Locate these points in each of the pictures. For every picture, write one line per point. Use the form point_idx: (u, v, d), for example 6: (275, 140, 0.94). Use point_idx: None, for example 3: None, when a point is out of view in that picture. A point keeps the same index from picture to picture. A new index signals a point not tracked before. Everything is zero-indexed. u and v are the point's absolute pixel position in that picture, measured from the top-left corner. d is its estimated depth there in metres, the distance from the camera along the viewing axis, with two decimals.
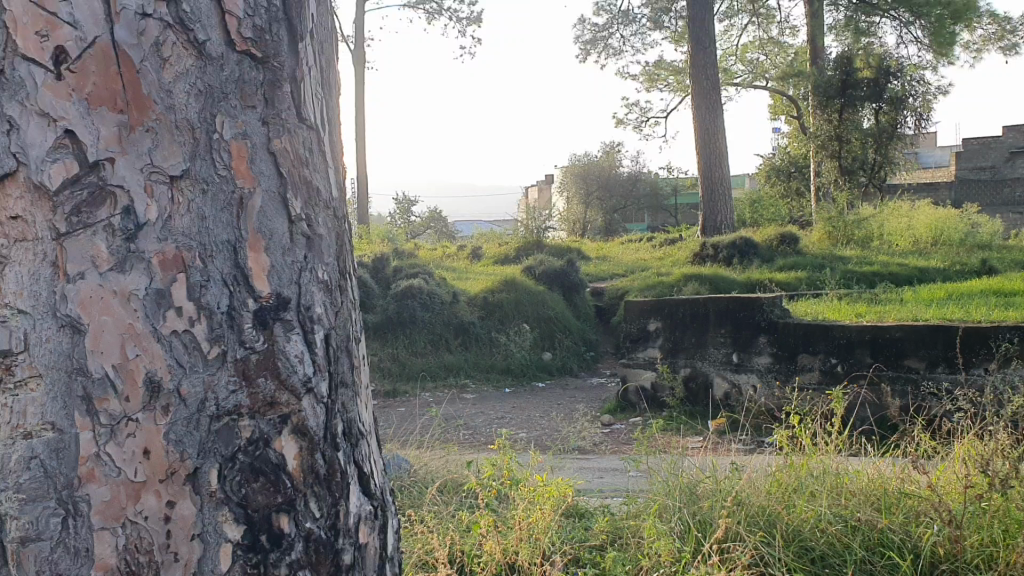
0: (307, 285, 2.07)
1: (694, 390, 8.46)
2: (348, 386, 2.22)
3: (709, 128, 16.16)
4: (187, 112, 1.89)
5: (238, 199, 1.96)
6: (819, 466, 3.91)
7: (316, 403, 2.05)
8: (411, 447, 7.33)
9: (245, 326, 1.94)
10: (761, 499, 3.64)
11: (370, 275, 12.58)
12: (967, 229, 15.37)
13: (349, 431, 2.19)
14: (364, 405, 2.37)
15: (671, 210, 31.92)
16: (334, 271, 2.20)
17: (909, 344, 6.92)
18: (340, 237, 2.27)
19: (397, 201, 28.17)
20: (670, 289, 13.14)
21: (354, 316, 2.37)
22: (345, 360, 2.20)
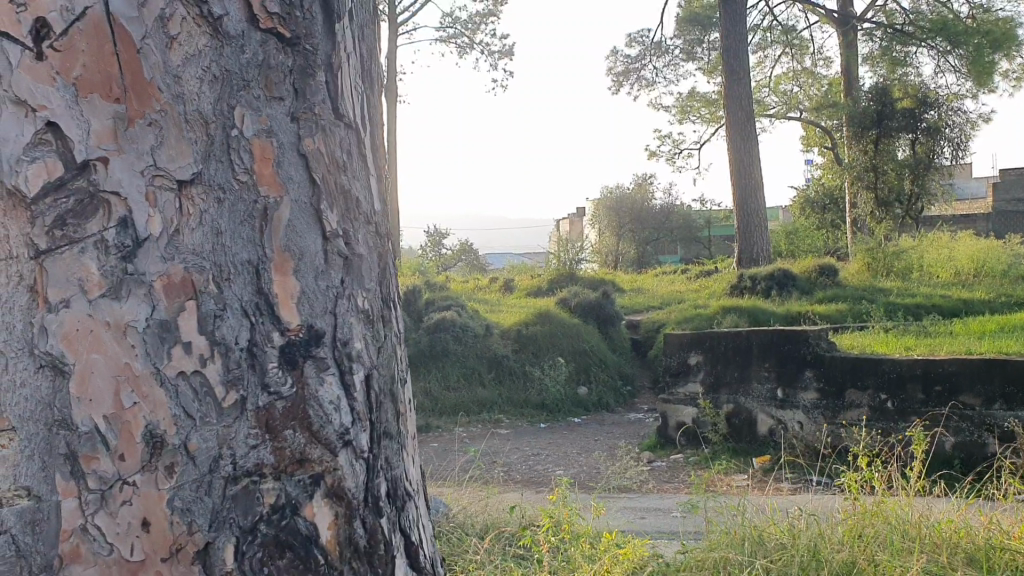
0: (342, 326, 2.17)
1: (737, 427, 8.06)
2: (391, 438, 2.35)
3: (744, 159, 15.84)
4: (199, 101, 1.98)
5: (262, 210, 2.06)
6: (896, 514, 3.51)
7: (353, 456, 2.16)
8: (447, 486, 7.05)
9: (269, 367, 2.01)
10: (842, 553, 3.25)
11: (402, 307, 12.40)
12: (1012, 258, 14.88)
13: (389, 471, 2.32)
14: (407, 451, 2.50)
15: (705, 243, 31.45)
16: (373, 300, 2.33)
17: (963, 378, 6.59)
18: (380, 267, 2.40)
19: (428, 233, 28.01)
20: (708, 321, 12.77)
21: (396, 352, 2.49)
22: (387, 407, 2.33)
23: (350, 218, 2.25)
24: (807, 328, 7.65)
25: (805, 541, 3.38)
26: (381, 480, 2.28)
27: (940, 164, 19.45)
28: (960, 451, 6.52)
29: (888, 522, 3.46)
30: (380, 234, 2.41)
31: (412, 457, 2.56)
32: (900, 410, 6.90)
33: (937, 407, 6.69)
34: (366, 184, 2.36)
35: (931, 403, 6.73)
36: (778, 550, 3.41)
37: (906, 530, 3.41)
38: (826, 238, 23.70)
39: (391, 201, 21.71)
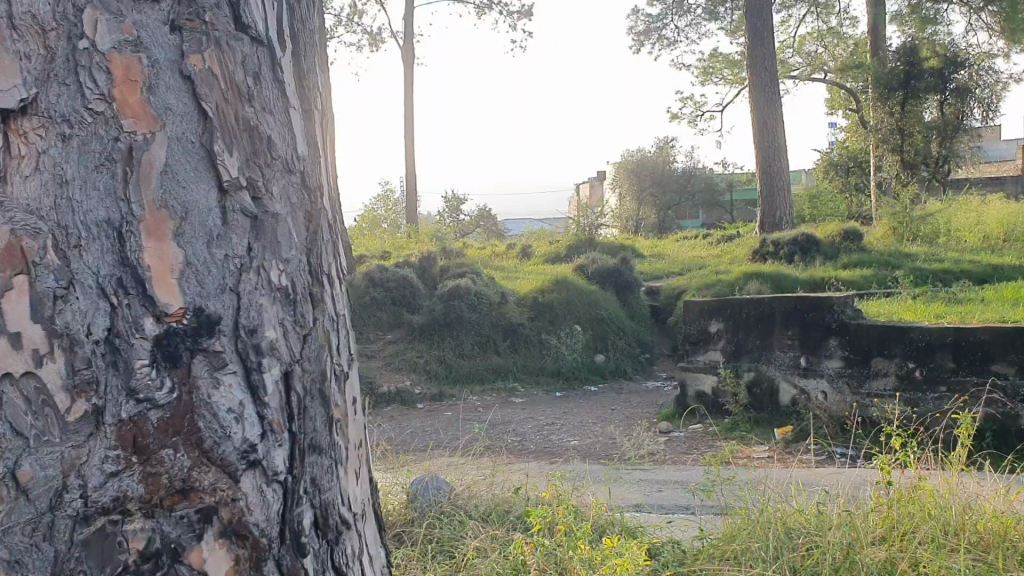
0: (248, 311, 1.94)
1: (758, 397, 7.74)
2: (322, 453, 2.12)
3: (766, 120, 15.33)
4: (34, 5, 1.75)
5: (125, 148, 1.81)
6: (942, 503, 3.18)
7: (263, 480, 1.91)
8: (454, 460, 6.78)
9: (139, 365, 1.75)
10: (881, 551, 2.91)
11: (416, 275, 12.15)
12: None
13: (320, 483, 2.09)
14: (350, 461, 2.28)
15: (726, 206, 31.01)
16: (297, 280, 2.08)
17: (997, 347, 6.21)
18: (309, 237, 2.17)
19: (446, 199, 27.69)
20: (730, 287, 12.36)
21: (337, 345, 2.26)
22: (316, 409, 2.10)
23: (259, 164, 2.01)
24: (832, 294, 7.27)
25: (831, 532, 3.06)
26: (308, 503, 2.04)
27: (968, 125, 18.91)
28: (993, 423, 6.17)
29: (930, 515, 3.12)
30: (308, 190, 2.17)
31: (357, 470, 2.35)
32: (928, 379, 6.54)
33: (968, 377, 6.33)
34: (292, 132, 2.12)
35: (961, 372, 6.37)
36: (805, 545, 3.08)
37: (950, 521, 3.08)
38: (851, 202, 23.18)
39: (407, 166, 21.39)
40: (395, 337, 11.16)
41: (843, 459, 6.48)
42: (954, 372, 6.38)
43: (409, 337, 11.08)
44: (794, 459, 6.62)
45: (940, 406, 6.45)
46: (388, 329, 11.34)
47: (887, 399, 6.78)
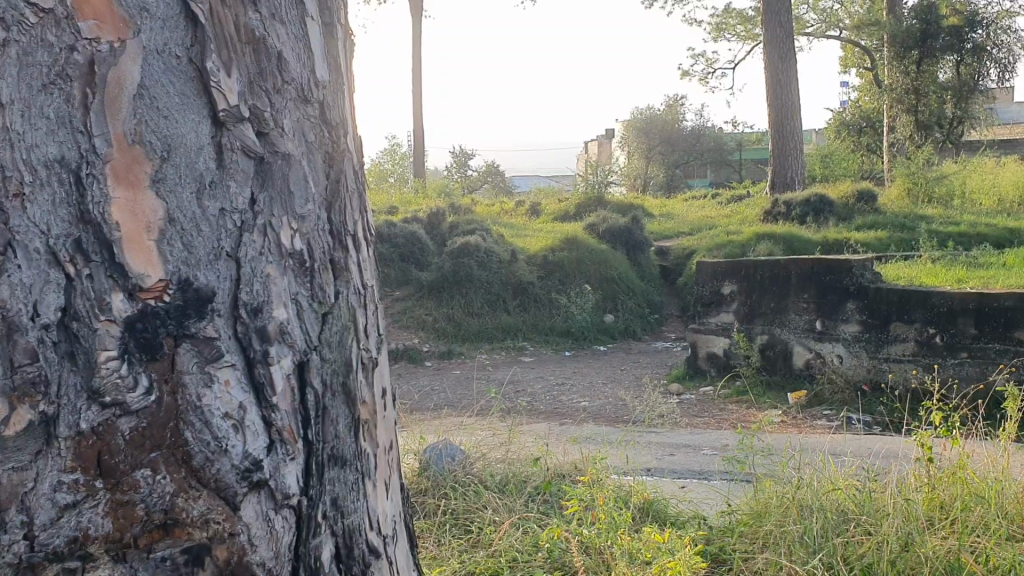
0: (251, 285, 1.74)
1: (771, 359, 7.51)
2: (347, 463, 1.93)
3: (780, 77, 14.89)
4: None
5: (84, 62, 1.54)
6: (1003, 488, 2.93)
7: (269, 506, 1.72)
8: (462, 422, 6.59)
9: (103, 364, 1.52)
10: (945, 545, 2.64)
11: (425, 231, 11.91)
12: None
13: (345, 507, 1.91)
14: (380, 472, 2.09)
15: (736, 165, 30.62)
16: (312, 248, 1.87)
17: (1021, 314, 5.98)
18: (329, 188, 1.95)
19: (454, 154, 27.36)
20: (741, 249, 12.08)
21: (364, 326, 2.05)
22: (339, 406, 1.90)
23: (266, 90, 1.78)
24: (851, 257, 6.98)
25: (885, 516, 2.81)
26: (328, 531, 1.86)
27: (985, 86, 18.52)
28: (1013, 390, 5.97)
29: (995, 503, 2.86)
30: (329, 125, 1.94)
31: (387, 481, 2.14)
32: (949, 345, 6.31)
33: (990, 343, 6.10)
34: (310, 52, 1.88)
35: (984, 339, 6.13)
36: (859, 526, 2.84)
37: (1008, 506, 2.85)
38: (864, 162, 22.79)
39: (415, 121, 21.05)
40: (403, 294, 10.95)
41: (855, 425, 6.31)
42: (976, 339, 6.15)
43: (417, 294, 10.87)
44: (806, 424, 6.43)
45: (961, 373, 6.24)
46: (396, 286, 11.14)
47: (906, 365, 6.55)
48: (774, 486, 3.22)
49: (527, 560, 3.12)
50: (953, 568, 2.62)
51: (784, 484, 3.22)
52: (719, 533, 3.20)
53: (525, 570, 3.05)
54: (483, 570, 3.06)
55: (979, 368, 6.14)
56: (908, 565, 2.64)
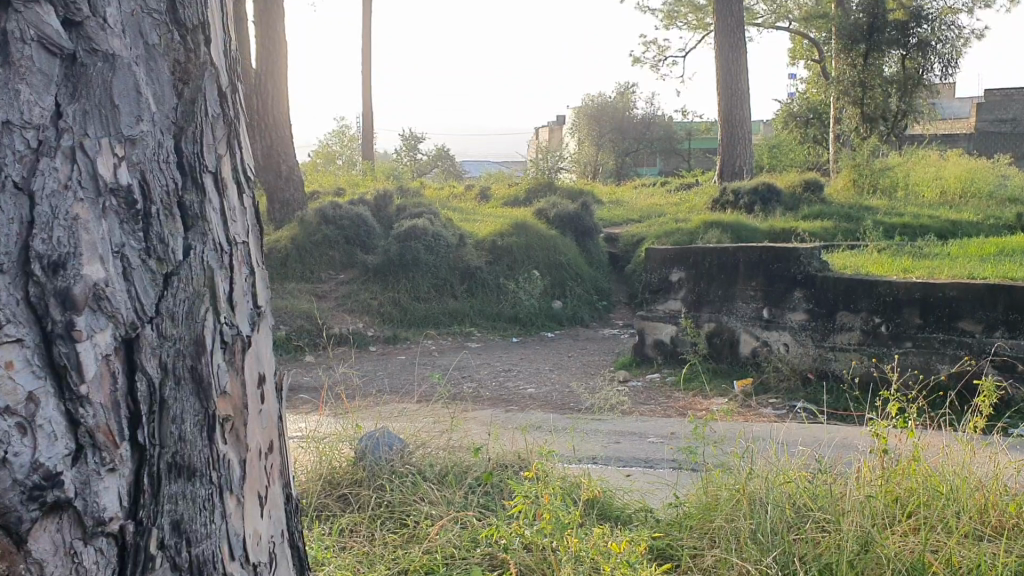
0: (51, 231, 1.52)
1: (718, 347, 7.41)
2: (193, 472, 1.73)
3: (731, 65, 14.80)
4: None
5: None
6: (957, 480, 2.83)
7: (69, 525, 1.51)
8: (405, 410, 6.38)
9: None
10: (911, 549, 2.53)
11: (371, 214, 11.65)
12: (999, 182, 14.34)
13: (191, 533, 1.72)
14: (251, 479, 1.90)
15: (685, 154, 30.71)
16: (141, 185, 1.69)
17: (965, 304, 5.95)
18: (183, 109, 1.79)
19: (403, 137, 26.98)
20: (690, 237, 12.00)
21: (227, 295, 1.85)
22: (184, 388, 1.72)
23: None
24: (799, 245, 6.90)
25: (846, 512, 2.68)
26: (165, 563, 1.67)
27: (929, 80, 18.74)
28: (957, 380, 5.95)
29: (954, 500, 2.75)
30: (183, 27, 1.77)
31: (261, 491, 1.95)
32: (894, 334, 6.27)
33: (934, 333, 6.06)
34: None
35: (928, 329, 6.09)
36: (817, 523, 2.72)
37: (968, 501, 2.75)
38: (811, 154, 22.95)
39: (364, 101, 20.66)
40: (347, 277, 10.68)
41: (802, 414, 6.22)
42: (920, 329, 6.11)
43: (362, 278, 10.61)
44: (751, 413, 6.34)
45: (905, 362, 6.20)
46: (340, 269, 10.86)
47: (851, 354, 6.50)
48: (721, 476, 3.11)
49: (464, 557, 2.93)
50: (915, 570, 2.51)
51: (733, 473, 3.10)
52: (668, 526, 3.07)
53: (463, 569, 2.86)
54: (417, 568, 2.87)
55: (924, 359, 6.11)
56: (868, 568, 2.51)
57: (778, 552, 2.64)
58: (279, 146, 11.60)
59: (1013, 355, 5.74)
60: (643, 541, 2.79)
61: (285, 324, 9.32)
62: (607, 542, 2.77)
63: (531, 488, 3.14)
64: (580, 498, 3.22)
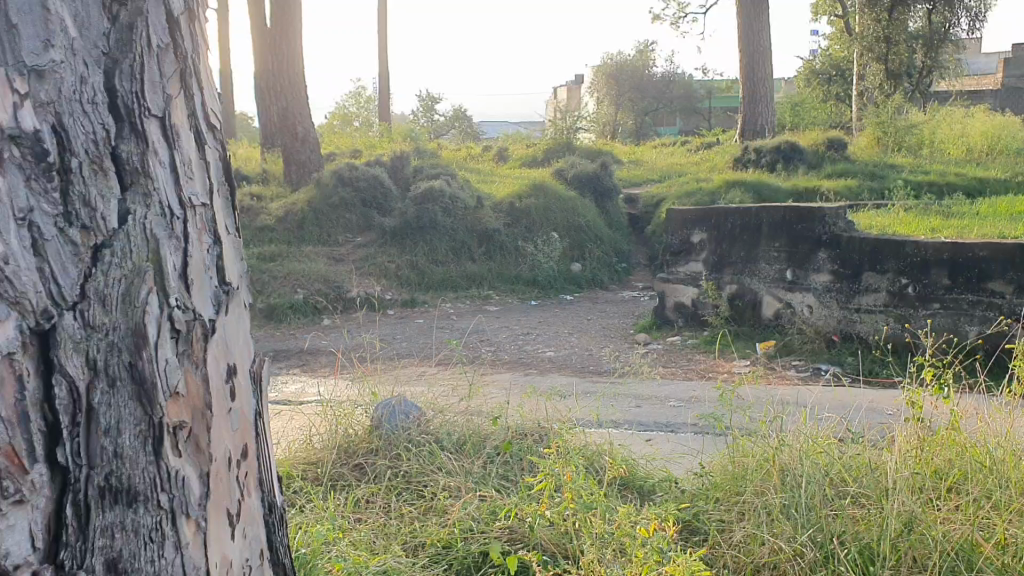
0: None
1: (740, 309, 7.26)
2: (130, 491, 1.62)
3: (753, 22, 14.45)
4: None
5: None
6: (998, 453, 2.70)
7: None
8: (423, 376, 6.29)
9: None
10: (959, 526, 2.40)
11: (388, 175, 11.50)
12: None
13: (132, 571, 1.62)
14: (217, 494, 1.79)
15: (705, 113, 30.32)
16: (59, 138, 1.57)
17: (995, 265, 5.74)
18: (117, 36, 1.66)
19: (420, 98, 26.77)
20: (711, 197, 11.78)
21: (181, 268, 1.73)
22: (120, 379, 1.60)
23: None
24: (824, 205, 6.69)
25: (885, 491, 2.55)
26: None
27: (955, 35, 18.27)
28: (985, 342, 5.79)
29: (993, 472, 2.64)
30: None
31: (229, 509, 1.85)
32: (921, 296, 6.09)
33: (962, 294, 5.88)
34: None
35: (956, 290, 5.91)
36: (850, 500, 2.60)
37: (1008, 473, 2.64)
38: (832, 111, 22.49)
39: (380, 61, 20.40)
40: (364, 240, 10.58)
41: (826, 376, 6.09)
42: (947, 290, 5.93)
43: (379, 240, 10.50)
44: (775, 375, 6.20)
45: (932, 324, 6.03)
46: (357, 232, 10.76)
47: (877, 316, 6.33)
48: (742, 446, 3.03)
49: (484, 530, 2.81)
50: (961, 550, 2.37)
51: (758, 442, 3.02)
52: (691, 497, 2.99)
53: (481, 544, 2.74)
54: (433, 541, 2.77)
55: (951, 320, 5.94)
56: (912, 549, 2.38)
57: (812, 531, 2.52)
58: (295, 109, 11.39)
59: None
60: (670, 517, 2.68)
61: (302, 288, 9.23)
62: (631, 517, 2.64)
63: (557, 462, 3.00)
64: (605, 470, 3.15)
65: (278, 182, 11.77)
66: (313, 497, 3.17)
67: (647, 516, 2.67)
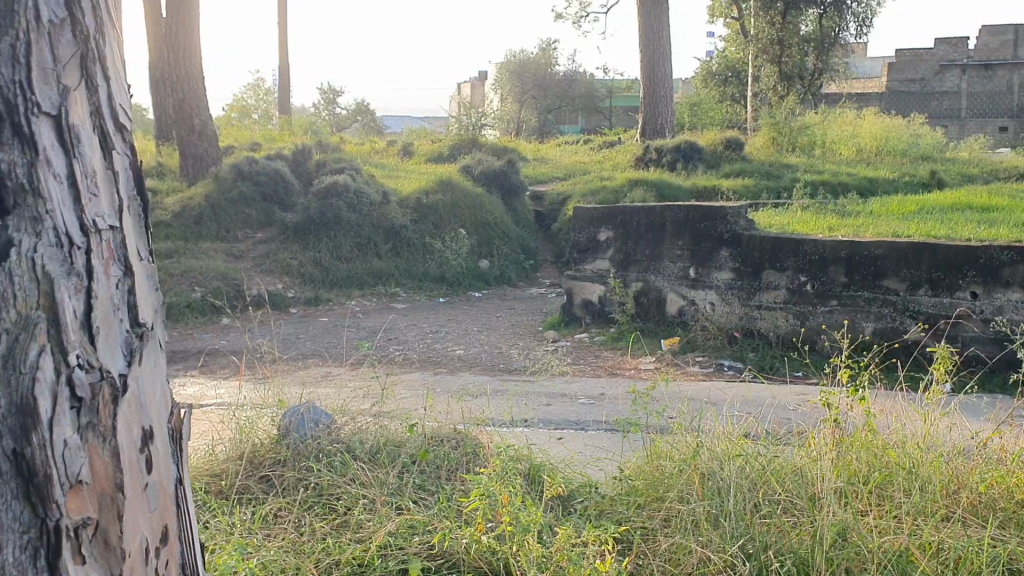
0: None
1: (645, 306, 7.28)
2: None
3: (653, 25, 14.60)
4: None
5: None
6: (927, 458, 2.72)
7: None
8: (327, 378, 6.09)
9: None
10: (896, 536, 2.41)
11: (289, 169, 11.18)
12: (912, 142, 14.62)
13: None
14: None
15: (606, 112, 30.70)
16: None
17: (890, 263, 5.88)
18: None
19: (321, 91, 26.29)
20: (615, 195, 11.86)
21: (78, 320, 1.63)
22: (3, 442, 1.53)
23: None
24: (726, 203, 6.76)
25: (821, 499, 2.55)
26: None
27: (844, 40, 18.91)
28: (880, 338, 5.91)
29: (915, 473, 2.67)
30: None
31: None
32: (820, 293, 6.21)
33: (859, 291, 6.01)
34: None
35: (854, 287, 6.04)
36: (783, 508, 2.61)
37: (932, 473, 2.66)
38: (729, 111, 22.98)
39: (279, 53, 19.87)
40: (265, 236, 10.25)
41: (730, 372, 6.17)
42: (846, 287, 6.05)
43: (281, 236, 10.19)
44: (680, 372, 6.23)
45: (830, 320, 6.15)
46: (257, 228, 10.42)
47: (777, 313, 6.43)
48: (662, 447, 2.98)
49: (403, 546, 2.70)
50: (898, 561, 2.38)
51: (673, 441, 3.00)
52: (608, 500, 2.93)
53: (400, 562, 2.63)
54: (349, 559, 2.64)
55: (847, 316, 6.06)
56: (847, 561, 2.39)
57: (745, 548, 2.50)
58: (192, 100, 10.97)
59: (934, 315, 5.70)
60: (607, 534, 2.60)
61: (200, 285, 8.87)
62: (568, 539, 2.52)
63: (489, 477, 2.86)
64: (515, 464, 3.07)
65: (174, 176, 11.31)
66: (217, 512, 2.99)
67: (585, 541, 2.55)
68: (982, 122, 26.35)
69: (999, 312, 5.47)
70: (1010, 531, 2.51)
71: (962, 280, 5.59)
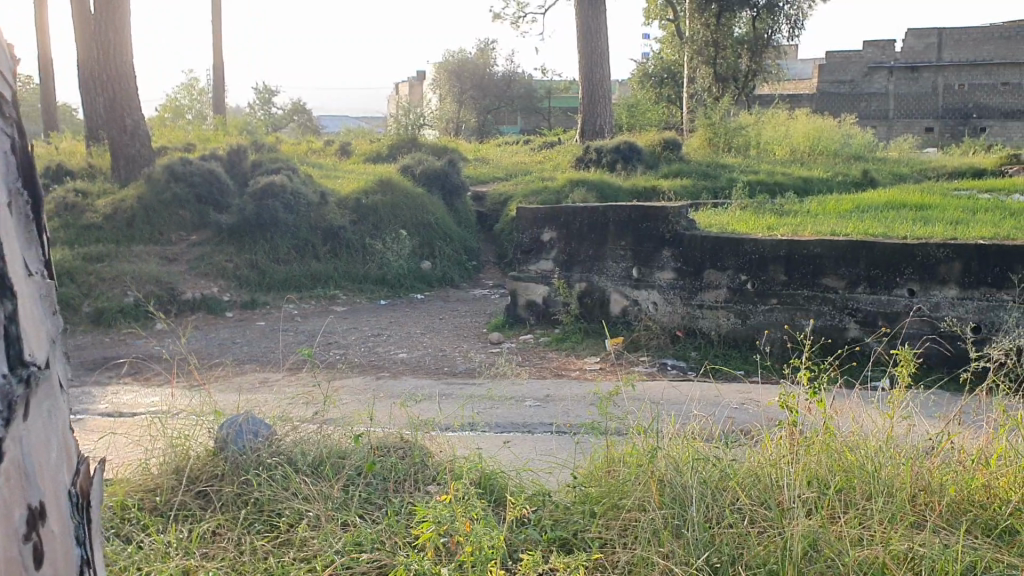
0: None
1: (589, 307, 7.20)
2: None
3: (590, 27, 14.57)
4: None
5: None
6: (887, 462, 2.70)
7: None
8: (265, 386, 5.89)
9: None
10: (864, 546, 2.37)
11: (223, 170, 10.87)
12: (843, 142, 14.88)
13: None
14: None
15: (545, 113, 30.74)
16: None
17: (829, 261, 5.90)
18: None
19: (256, 91, 25.82)
20: (557, 195, 11.81)
21: None
22: None
23: None
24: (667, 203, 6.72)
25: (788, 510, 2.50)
26: None
27: (777, 41, 19.18)
28: (820, 336, 5.93)
29: (877, 478, 2.64)
30: None
31: None
32: (760, 292, 6.21)
33: (798, 290, 6.03)
34: None
35: (793, 286, 6.05)
36: (749, 517, 2.56)
37: (894, 478, 2.64)
38: (666, 111, 23.17)
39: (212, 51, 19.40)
40: (199, 239, 9.95)
41: (674, 373, 6.13)
42: (786, 287, 6.06)
43: (216, 238, 9.89)
44: (624, 372, 6.17)
45: (771, 319, 6.16)
46: (191, 230, 10.11)
47: (719, 312, 6.41)
48: (607, 455, 2.92)
49: (350, 565, 2.59)
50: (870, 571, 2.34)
51: (625, 446, 2.94)
52: (558, 508, 2.84)
53: None
54: None
55: (789, 314, 6.07)
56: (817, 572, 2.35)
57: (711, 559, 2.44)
58: (122, 99, 10.61)
59: (875, 313, 5.73)
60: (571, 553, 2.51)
61: (132, 290, 8.55)
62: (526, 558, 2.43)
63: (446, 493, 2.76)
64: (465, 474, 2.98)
65: (104, 177, 10.91)
66: (152, 531, 2.83)
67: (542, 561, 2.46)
68: (908, 123, 26.79)
69: (935, 308, 5.54)
70: (973, 536, 2.50)
71: (899, 278, 5.64)
